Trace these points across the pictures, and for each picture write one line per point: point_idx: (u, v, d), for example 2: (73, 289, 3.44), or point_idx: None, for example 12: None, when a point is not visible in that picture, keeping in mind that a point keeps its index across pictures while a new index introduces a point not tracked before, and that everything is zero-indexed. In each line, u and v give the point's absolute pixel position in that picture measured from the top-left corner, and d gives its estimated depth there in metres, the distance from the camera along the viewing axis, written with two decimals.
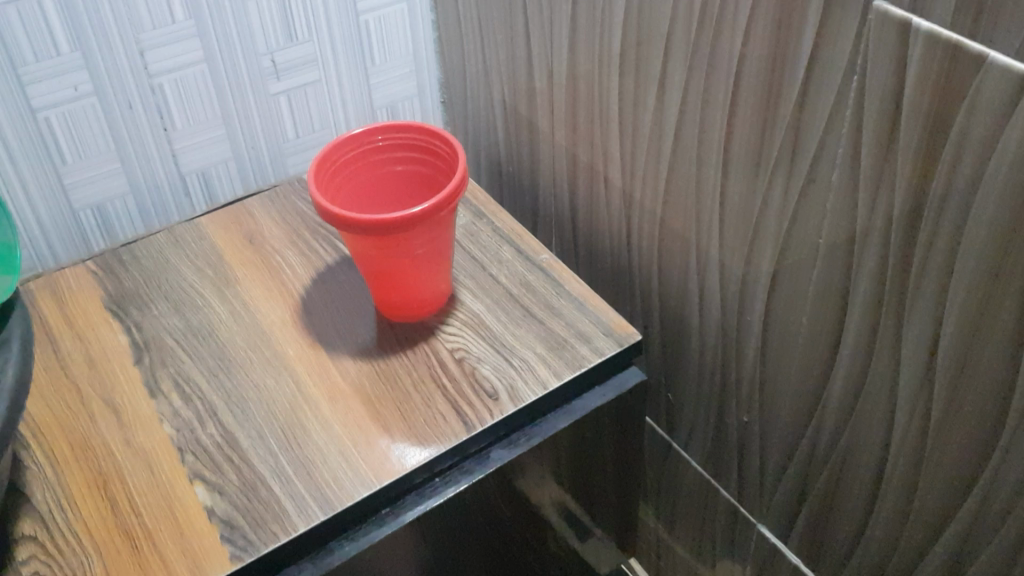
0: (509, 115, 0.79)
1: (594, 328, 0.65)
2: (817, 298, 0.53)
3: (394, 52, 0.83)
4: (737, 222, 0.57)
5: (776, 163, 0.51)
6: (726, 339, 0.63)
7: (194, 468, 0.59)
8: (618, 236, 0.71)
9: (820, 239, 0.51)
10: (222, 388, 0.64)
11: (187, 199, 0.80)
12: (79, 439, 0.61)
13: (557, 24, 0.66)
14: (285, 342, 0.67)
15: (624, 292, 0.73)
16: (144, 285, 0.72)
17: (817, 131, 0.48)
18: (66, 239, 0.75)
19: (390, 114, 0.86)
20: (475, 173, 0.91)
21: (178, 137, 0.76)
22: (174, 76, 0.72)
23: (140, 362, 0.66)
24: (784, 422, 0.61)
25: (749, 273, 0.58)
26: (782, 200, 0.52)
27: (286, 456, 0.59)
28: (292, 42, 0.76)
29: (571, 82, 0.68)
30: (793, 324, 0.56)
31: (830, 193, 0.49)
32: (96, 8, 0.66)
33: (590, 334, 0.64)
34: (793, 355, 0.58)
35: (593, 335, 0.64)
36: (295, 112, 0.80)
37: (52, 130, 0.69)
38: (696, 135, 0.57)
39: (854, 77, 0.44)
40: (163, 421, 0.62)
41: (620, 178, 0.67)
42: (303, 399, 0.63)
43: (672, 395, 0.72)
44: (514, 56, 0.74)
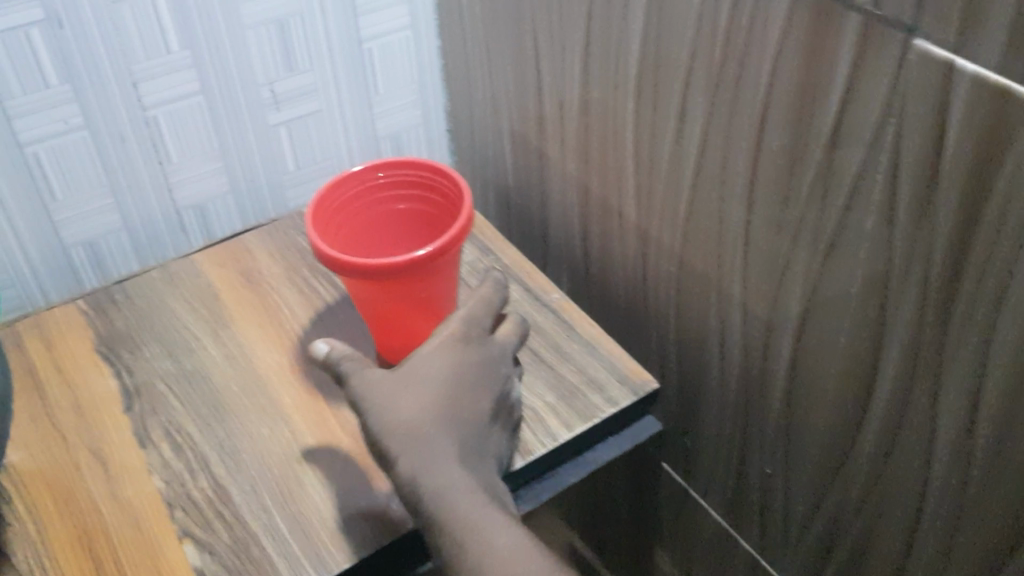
0: (518, 146, 0.76)
1: (609, 376, 0.61)
2: (848, 350, 0.50)
3: (398, 80, 0.80)
4: (760, 266, 0.53)
5: (804, 206, 0.48)
6: (747, 387, 0.59)
7: (183, 525, 0.56)
8: (631, 275, 0.67)
9: (852, 288, 0.47)
10: (215, 439, 0.61)
11: (183, 234, 0.77)
12: (63, 492, 0.58)
13: (568, 54, 0.63)
14: (282, 389, 0.63)
15: (638, 333, 0.70)
16: (136, 326, 0.68)
17: (850, 174, 0.44)
18: (57, 277, 0.72)
19: (394, 144, 0.83)
20: (482, 204, 0.87)
21: (174, 171, 0.73)
22: (169, 108, 0.69)
23: (130, 409, 0.63)
24: (809, 476, 0.58)
25: (772, 319, 0.54)
26: (810, 246, 0.49)
27: (281, 513, 0.56)
28: (293, 72, 0.73)
29: (582, 113, 0.65)
30: (820, 375, 0.53)
31: (863, 241, 0.45)
32: (86, 39, 0.63)
33: (604, 383, 0.60)
34: (819, 407, 0.54)
35: (606, 382, 0.60)
36: (295, 143, 0.77)
37: (41, 164, 0.66)
38: (715, 173, 0.54)
39: (892, 118, 0.41)
40: (152, 473, 0.59)
41: (634, 215, 0.64)
42: (300, 451, 0.59)
43: (689, 442, 0.68)
44: (523, 85, 0.71)
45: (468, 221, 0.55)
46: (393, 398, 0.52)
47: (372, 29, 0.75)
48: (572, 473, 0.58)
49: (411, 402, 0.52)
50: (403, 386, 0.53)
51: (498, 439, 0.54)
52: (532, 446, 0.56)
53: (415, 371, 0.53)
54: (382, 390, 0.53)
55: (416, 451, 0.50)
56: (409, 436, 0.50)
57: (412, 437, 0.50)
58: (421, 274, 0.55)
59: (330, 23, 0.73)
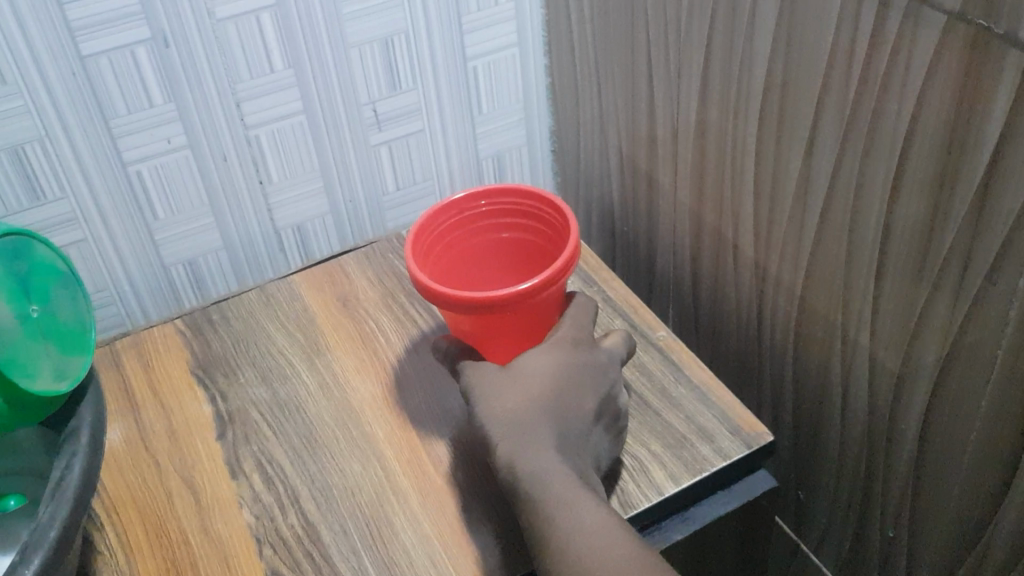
0: (626, 170, 0.72)
1: (720, 426, 0.57)
2: (991, 414, 0.45)
3: (503, 99, 0.77)
4: (891, 315, 0.49)
5: (945, 255, 0.44)
6: (871, 442, 0.55)
7: (271, 563, 0.54)
8: (744, 313, 0.63)
9: (999, 348, 0.43)
10: (306, 472, 0.59)
11: (282, 254, 0.76)
12: (154, 522, 0.57)
13: (684, 78, 0.59)
14: (375, 422, 0.62)
15: (750, 374, 0.66)
16: (232, 349, 0.68)
17: (1002, 225, 0.40)
18: (156, 295, 0.72)
19: (496, 164, 0.81)
20: (585, 227, 0.84)
21: (274, 191, 0.71)
22: (271, 128, 0.68)
23: (223, 437, 0.62)
24: (940, 545, 0.53)
25: (902, 373, 0.50)
26: (951, 298, 0.44)
27: (370, 556, 0.54)
28: (396, 91, 0.72)
29: (696, 140, 0.61)
30: (957, 437, 0.48)
31: (1014, 298, 0.41)
32: (191, 58, 0.63)
33: (715, 433, 0.56)
34: (954, 472, 0.49)
35: (717, 432, 0.57)
36: (397, 163, 0.75)
37: (143, 183, 0.66)
38: (844, 214, 0.49)
39: None
40: (242, 506, 0.57)
41: (750, 250, 0.60)
42: (392, 490, 0.57)
43: (803, 494, 0.64)
44: (634, 109, 0.67)
45: (575, 253, 0.52)
46: (499, 391, 0.51)
47: (478, 47, 0.73)
48: (678, 530, 0.54)
49: (517, 393, 0.50)
50: (506, 375, 0.52)
51: (597, 440, 0.52)
52: (636, 498, 0.53)
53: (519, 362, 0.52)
54: (486, 384, 0.51)
55: (514, 436, 0.48)
56: (512, 423, 0.49)
57: (510, 418, 0.49)
58: (526, 308, 0.52)
59: (435, 41, 0.71)
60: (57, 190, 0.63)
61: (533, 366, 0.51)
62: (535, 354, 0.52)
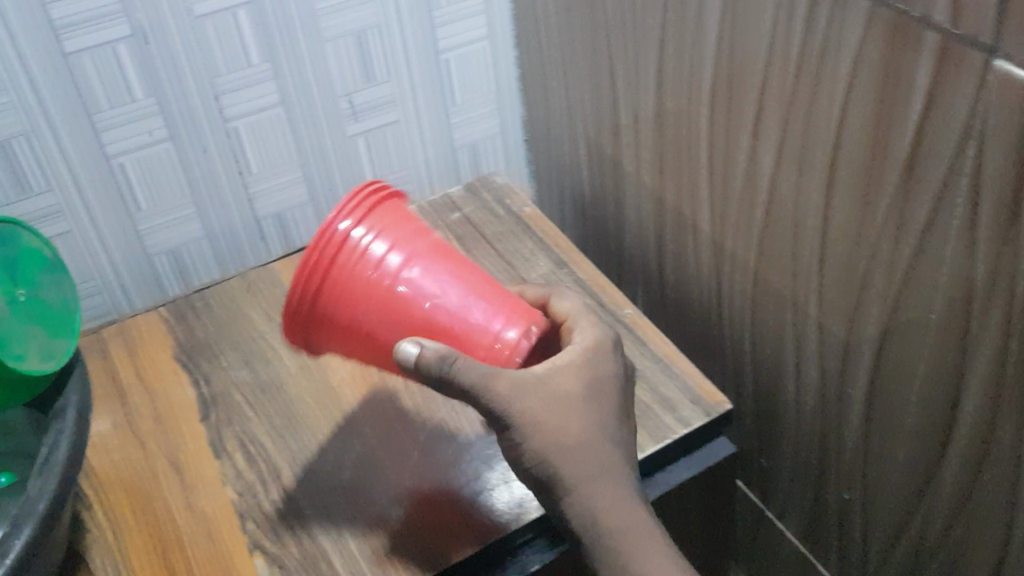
0: (594, 156, 0.75)
1: (682, 396, 0.60)
2: (929, 376, 0.48)
3: (476, 91, 0.80)
4: (838, 287, 0.51)
5: (882, 226, 0.46)
6: (825, 409, 0.58)
7: (254, 536, 0.56)
8: (707, 291, 0.66)
9: (933, 313, 0.45)
10: (287, 450, 0.61)
11: (263, 242, 0.78)
12: (141, 500, 0.59)
13: (643, 66, 0.62)
14: (353, 401, 0.64)
15: (715, 350, 0.68)
16: (216, 335, 0.70)
17: (931, 194, 0.42)
18: (141, 284, 0.74)
19: (471, 154, 0.83)
20: (558, 215, 0.87)
21: (254, 181, 0.74)
22: (250, 120, 0.71)
23: (207, 419, 0.64)
24: (891, 507, 0.56)
25: (850, 342, 0.52)
26: (890, 267, 0.47)
27: (349, 526, 0.56)
28: (370, 83, 0.74)
29: (657, 125, 0.64)
30: (900, 400, 0.51)
31: (943, 265, 0.43)
32: (171, 52, 0.65)
33: (677, 403, 0.59)
34: (900, 434, 0.52)
35: (680, 403, 0.59)
36: (373, 154, 0.78)
37: (127, 175, 0.68)
38: (792, 192, 0.52)
39: (973, 139, 0.39)
40: (226, 483, 0.60)
41: (710, 230, 0.62)
42: (369, 464, 0.60)
43: (767, 462, 0.67)
44: (598, 98, 0.70)
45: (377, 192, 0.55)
46: (564, 415, 0.48)
47: (451, 40, 0.76)
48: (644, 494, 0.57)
49: (584, 420, 0.48)
50: (552, 390, 0.48)
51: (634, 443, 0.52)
52: None
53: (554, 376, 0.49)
54: (538, 398, 0.48)
55: (594, 478, 0.47)
56: (588, 461, 0.47)
57: (580, 455, 0.48)
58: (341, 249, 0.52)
59: (409, 34, 0.73)
60: (43, 182, 0.65)
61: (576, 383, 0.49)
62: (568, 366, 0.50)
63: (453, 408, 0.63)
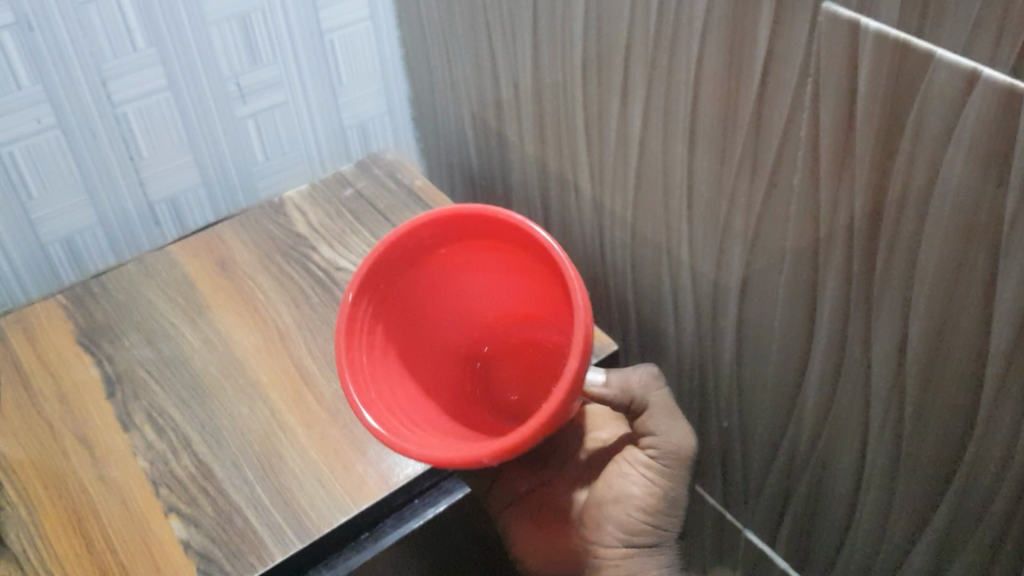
0: (478, 127, 0.78)
1: (676, 426, 0.58)
2: (787, 304, 0.53)
3: (359, 70, 0.83)
4: (705, 229, 0.56)
5: (739, 169, 0.51)
6: (702, 346, 0.63)
7: (168, 501, 0.58)
8: (591, 246, 0.70)
9: (786, 244, 0.50)
10: (196, 419, 0.63)
11: (157, 227, 0.79)
12: (52, 476, 0.60)
13: (520, 36, 0.65)
14: (259, 368, 0.66)
15: (602, 303, 0.73)
16: (116, 317, 0.71)
17: (777, 135, 0.47)
18: (36, 272, 0.75)
19: (360, 133, 0.87)
20: (450, 189, 0.91)
21: (146, 166, 0.75)
22: (138, 105, 0.71)
23: (113, 396, 0.65)
24: (762, 429, 0.61)
25: (719, 280, 0.57)
26: (748, 204, 0.52)
27: (262, 485, 0.59)
28: (257, 66, 0.76)
29: (536, 93, 0.67)
30: (764, 331, 0.56)
31: (793, 197, 0.48)
32: (55, 39, 0.65)
33: (676, 430, 0.58)
34: (767, 361, 0.57)
35: (677, 429, 0.58)
36: (263, 134, 0.80)
37: (17, 164, 0.68)
38: (659, 144, 0.57)
39: (809, 79, 0.44)
40: (136, 454, 0.61)
41: (590, 188, 0.67)
42: (278, 426, 0.62)
43: None
44: (479, 72, 0.73)
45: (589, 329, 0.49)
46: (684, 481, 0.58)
47: (332, 21, 0.78)
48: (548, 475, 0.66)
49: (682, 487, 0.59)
50: (683, 442, 0.58)
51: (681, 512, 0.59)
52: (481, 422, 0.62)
53: (662, 455, 0.58)
54: (681, 435, 0.58)
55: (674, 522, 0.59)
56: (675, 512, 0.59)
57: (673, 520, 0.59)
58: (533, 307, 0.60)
59: (291, 16, 0.75)
60: None
61: (677, 460, 0.58)
62: (683, 449, 0.57)
63: None
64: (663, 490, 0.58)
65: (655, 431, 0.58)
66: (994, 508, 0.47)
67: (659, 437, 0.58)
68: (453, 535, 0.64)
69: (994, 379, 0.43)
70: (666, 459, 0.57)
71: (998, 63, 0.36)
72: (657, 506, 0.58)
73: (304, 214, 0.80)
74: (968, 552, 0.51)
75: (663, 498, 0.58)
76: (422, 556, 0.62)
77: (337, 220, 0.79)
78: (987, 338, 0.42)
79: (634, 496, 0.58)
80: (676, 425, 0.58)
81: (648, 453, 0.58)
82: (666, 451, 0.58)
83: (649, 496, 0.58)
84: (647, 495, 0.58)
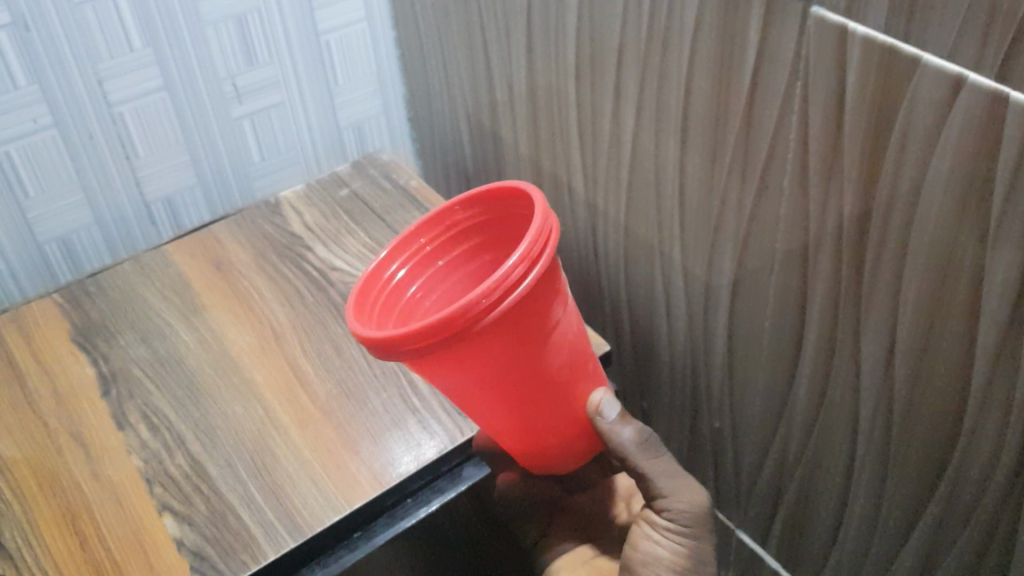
0: (473, 128, 0.78)
1: (687, 488, 0.58)
2: (777, 307, 0.53)
3: (355, 71, 0.83)
4: (697, 231, 0.56)
5: (729, 172, 0.51)
6: (694, 347, 0.63)
7: (162, 499, 0.59)
8: (585, 248, 0.71)
9: (776, 246, 0.51)
10: (190, 418, 0.63)
11: (153, 226, 0.80)
12: (47, 474, 0.60)
13: (514, 38, 0.66)
14: (254, 368, 0.66)
15: (596, 303, 0.73)
16: (110, 316, 0.71)
17: (767, 138, 0.48)
18: (32, 271, 0.75)
19: (356, 133, 0.87)
20: (445, 189, 0.91)
21: (142, 165, 0.75)
22: (135, 105, 0.72)
23: (108, 394, 0.65)
24: (753, 430, 0.62)
25: (710, 281, 0.58)
26: (738, 206, 0.52)
27: (255, 483, 0.59)
28: (253, 66, 0.76)
29: (530, 94, 0.68)
30: (755, 332, 0.56)
31: (782, 200, 0.49)
32: (51, 39, 0.66)
33: (689, 490, 0.58)
34: (758, 363, 0.58)
35: (691, 491, 0.58)
36: (259, 134, 0.80)
37: (13, 163, 0.69)
38: (652, 146, 0.57)
39: (798, 83, 0.44)
40: (130, 453, 0.61)
41: (583, 189, 0.67)
42: (272, 425, 0.63)
43: (647, 403, 0.73)
44: (474, 72, 0.73)
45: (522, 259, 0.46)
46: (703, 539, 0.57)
47: (328, 21, 0.78)
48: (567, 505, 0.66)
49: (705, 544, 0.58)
50: (696, 498, 0.57)
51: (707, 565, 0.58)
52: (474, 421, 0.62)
53: (680, 513, 0.57)
54: (687, 489, 0.58)
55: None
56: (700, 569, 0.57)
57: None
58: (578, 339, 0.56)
59: (287, 16, 0.75)
60: None
61: (697, 518, 0.57)
62: (696, 508, 0.57)
63: (350, 368, 0.66)
64: (688, 549, 0.57)
65: (666, 493, 0.57)
66: (981, 509, 0.47)
67: (672, 495, 0.57)
68: (454, 540, 0.63)
69: (979, 381, 0.43)
70: (686, 518, 0.57)
71: (983, 67, 0.36)
72: (684, 565, 0.56)
73: (300, 214, 0.80)
74: (955, 553, 0.51)
75: (689, 557, 0.57)
76: (423, 559, 0.62)
77: (332, 220, 0.79)
78: (973, 341, 0.43)
79: (661, 557, 0.56)
80: (686, 485, 0.58)
81: (663, 515, 0.57)
82: (684, 510, 0.57)
83: (675, 556, 0.56)
84: (672, 554, 0.56)
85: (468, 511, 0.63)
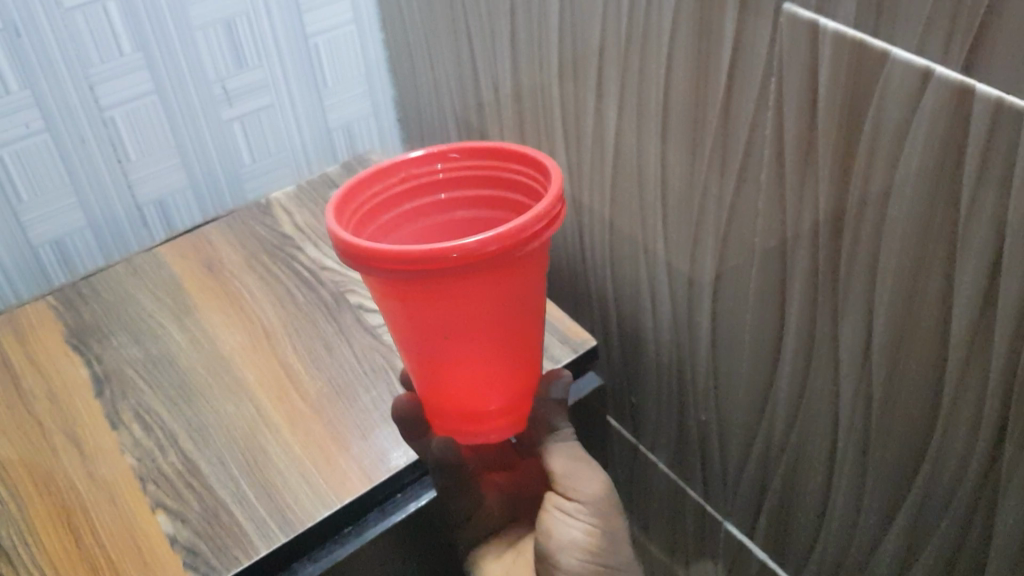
0: (461, 129, 0.79)
1: (587, 473, 0.58)
2: (758, 300, 0.54)
3: (345, 72, 0.84)
4: (679, 226, 0.57)
5: (709, 167, 0.52)
6: (679, 342, 0.64)
7: (156, 496, 0.59)
8: (571, 245, 0.72)
9: (756, 240, 0.52)
10: (182, 417, 0.64)
11: (146, 229, 0.80)
12: (43, 474, 0.61)
13: (499, 38, 0.67)
14: (245, 366, 0.67)
15: (584, 301, 0.74)
16: (104, 318, 0.72)
17: (743, 134, 0.49)
18: (27, 274, 0.76)
19: (346, 134, 0.88)
20: None
21: (133, 168, 0.76)
22: (126, 108, 0.73)
23: (102, 395, 0.66)
24: (738, 422, 0.63)
25: (693, 276, 0.58)
26: (718, 202, 0.53)
27: (246, 480, 0.60)
28: (243, 68, 0.77)
29: (515, 94, 0.69)
30: (738, 325, 0.57)
31: (760, 194, 0.50)
32: (42, 43, 0.66)
33: (590, 475, 0.58)
34: (740, 356, 0.58)
35: (593, 475, 0.58)
36: (249, 136, 0.81)
37: (6, 167, 0.69)
38: (634, 143, 0.58)
39: (772, 79, 0.45)
40: (124, 452, 0.62)
41: (569, 187, 0.68)
42: (263, 422, 0.63)
43: (636, 399, 0.74)
44: (461, 73, 0.74)
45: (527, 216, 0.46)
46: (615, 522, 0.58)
47: (316, 24, 0.79)
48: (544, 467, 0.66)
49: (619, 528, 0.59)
50: (598, 482, 0.58)
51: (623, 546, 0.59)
52: None
53: (584, 496, 0.57)
54: (587, 474, 0.58)
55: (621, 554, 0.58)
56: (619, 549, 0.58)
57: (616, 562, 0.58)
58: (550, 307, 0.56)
59: (277, 19, 0.76)
60: None
61: (601, 500, 0.58)
62: (599, 490, 0.58)
63: (340, 366, 0.67)
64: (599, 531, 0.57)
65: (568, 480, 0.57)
66: (958, 496, 0.48)
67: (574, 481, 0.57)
68: (440, 535, 0.64)
69: (954, 369, 0.44)
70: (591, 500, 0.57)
71: (949, 60, 0.37)
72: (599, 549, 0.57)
73: (291, 215, 0.81)
74: (935, 540, 0.52)
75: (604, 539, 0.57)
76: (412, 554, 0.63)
77: (322, 221, 0.80)
78: (947, 330, 0.43)
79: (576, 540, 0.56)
80: (589, 472, 0.58)
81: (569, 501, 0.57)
82: (586, 493, 0.57)
83: (588, 538, 0.57)
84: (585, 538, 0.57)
85: (455, 506, 0.64)
